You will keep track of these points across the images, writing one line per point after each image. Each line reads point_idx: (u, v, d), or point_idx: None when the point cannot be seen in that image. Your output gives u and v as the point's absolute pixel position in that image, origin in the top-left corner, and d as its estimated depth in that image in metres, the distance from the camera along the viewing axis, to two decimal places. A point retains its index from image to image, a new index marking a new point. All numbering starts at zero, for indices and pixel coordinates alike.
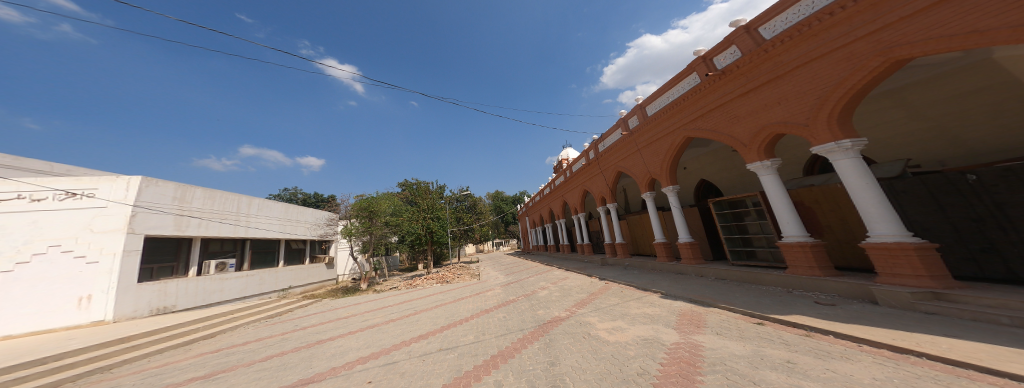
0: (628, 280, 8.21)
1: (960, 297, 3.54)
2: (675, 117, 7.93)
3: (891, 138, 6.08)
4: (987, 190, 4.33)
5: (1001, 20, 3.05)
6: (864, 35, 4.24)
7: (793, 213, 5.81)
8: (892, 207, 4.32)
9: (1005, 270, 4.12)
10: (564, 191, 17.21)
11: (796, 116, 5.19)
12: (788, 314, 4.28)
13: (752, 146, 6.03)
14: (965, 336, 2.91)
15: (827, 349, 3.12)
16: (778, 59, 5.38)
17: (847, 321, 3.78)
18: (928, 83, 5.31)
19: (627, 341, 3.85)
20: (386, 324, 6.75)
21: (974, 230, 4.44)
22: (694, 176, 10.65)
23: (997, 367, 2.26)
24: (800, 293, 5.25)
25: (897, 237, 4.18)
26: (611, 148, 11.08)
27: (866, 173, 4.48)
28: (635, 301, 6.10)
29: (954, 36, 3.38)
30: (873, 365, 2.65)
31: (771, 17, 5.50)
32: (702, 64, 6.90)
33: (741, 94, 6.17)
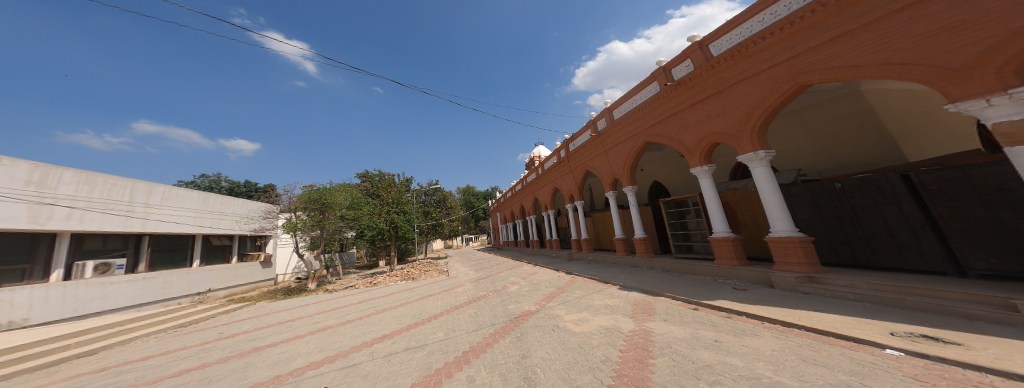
0: (591, 274, 8.73)
1: (826, 279, 4.48)
2: (636, 121, 8.55)
3: (790, 151, 7.33)
4: (847, 195, 5.46)
5: (873, 57, 3.99)
6: (784, 61, 5.02)
7: (721, 213, 6.73)
8: (787, 208, 5.27)
9: (853, 258, 5.36)
10: (535, 188, 17.57)
11: (730, 128, 5.97)
12: (714, 299, 4.98)
13: (695, 152, 6.81)
14: (829, 310, 3.71)
15: (742, 328, 3.71)
16: (720, 76, 6.06)
17: (756, 303, 4.50)
18: (820, 106, 6.57)
19: (591, 331, 4.11)
20: (346, 325, 6.25)
21: (836, 226, 5.59)
22: (649, 177, 11.67)
23: (849, 333, 2.92)
24: (723, 280, 6.12)
25: (788, 233, 5.11)
26: (580, 148, 11.58)
27: (773, 180, 5.39)
28: (598, 293, 6.51)
29: (841, 68, 4.30)
30: (772, 338, 3.23)
31: (720, 36, 6.10)
32: (662, 74, 7.50)
33: (690, 105, 6.85)
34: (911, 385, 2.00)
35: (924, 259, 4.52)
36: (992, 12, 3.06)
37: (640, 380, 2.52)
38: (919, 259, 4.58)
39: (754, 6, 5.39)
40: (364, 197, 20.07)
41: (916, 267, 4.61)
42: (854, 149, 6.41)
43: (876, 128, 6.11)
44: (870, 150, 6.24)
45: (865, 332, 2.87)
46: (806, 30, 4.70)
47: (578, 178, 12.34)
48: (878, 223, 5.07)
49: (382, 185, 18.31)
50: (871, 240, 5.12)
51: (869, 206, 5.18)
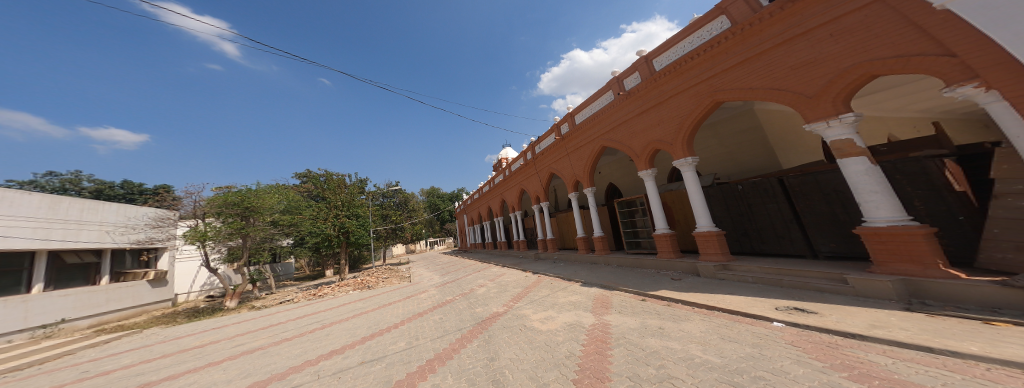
0: (556, 272, 9.02)
1: (737, 266, 5.29)
2: (594, 127, 9.10)
3: (709, 159, 8.50)
4: (744, 195, 6.52)
5: (767, 82, 4.82)
6: (706, 79, 5.79)
7: (662, 211, 7.49)
8: (707, 206, 6.12)
9: (750, 247, 6.46)
10: (502, 190, 17.53)
11: (667, 136, 6.72)
12: (658, 289, 5.52)
13: (641, 157, 7.52)
14: (740, 292, 4.39)
15: (678, 313, 4.18)
16: (660, 89, 6.77)
17: (687, 290, 5.12)
18: (726, 122, 7.90)
19: (556, 328, 4.22)
20: (284, 343, 5.47)
21: (738, 221, 6.67)
22: (606, 179, 12.51)
23: (751, 311, 3.51)
24: (664, 272, 6.83)
25: (707, 228, 5.95)
26: (545, 151, 11.95)
27: (698, 182, 6.20)
28: (562, 291, 6.74)
29: (746, 89, 5.12)
30: (700, 321, 3.71)
31: (662, 53, 6.77)
32: (616, 84, 8.09)
33: (636, 114, 7.52)
34: (789, 350, 2.47)
35: (795, 245, 5.66)
36: (835, 54, 3.95)
37: (600, 371, 2.63)
38: (792, 247, 5.69)
39: (686, 28, 6.09)
40: (308, 199, 17.74)
41: (791, 253, 5.71)
42: (750, 158, 7.58)
43: (761, 141, 7.35)
44: (759, 158, 7.41)
45: (764, 309, 3.46)
46: (721, 54, 5.49)
47: (542, 180, 12.68)
48: (763, 218, 6.16)
49: (330, 186, 16.30)
50: (761, 231, 6.22)
51: (759, 204, 6.26)
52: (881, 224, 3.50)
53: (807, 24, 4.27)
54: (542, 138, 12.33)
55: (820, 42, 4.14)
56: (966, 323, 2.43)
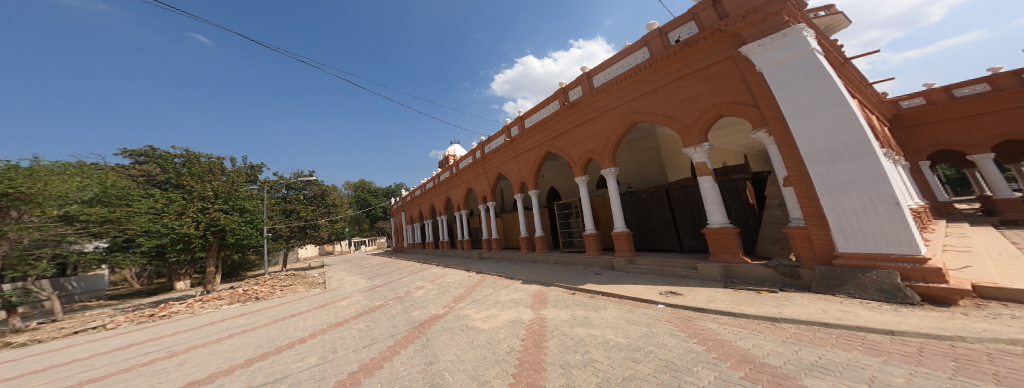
0: (499, 272, 9.13)
1: (641, 260, 6.31)
2: (538, 133, 9.54)
3: (624, 171, 9.85)
4: (642, 202, 7.87)
5: (670, 110, 5.89)
6: (630, 101, 6.70)
7: (591, 214, 8.37)
8: (621, 211, 7.15)
9: (643, 243, 7.87)
10: (447, 187, 16.91)
11: (598, 148, 7.57)
12: (584, 283, 6.15)
13: (577, 164, 8.25)
14: (643, 282, 5.25)
15: (597, 303, 4.78)
16: (595, 105, 7.52)
17: (605, 283, 5.82)
18: (636, 140, 9.39)
19: (498, 326, 4.27)
20: (90, 383, 3.78)
21: (637, 223, 8.02)
22: (549, 182, 13.32)
23: (646, 297, 4.28)
24: (590, 267, 7.62)
25: (622, 228, 6.93)
26: (492, 152, 11.99)
27: (618, 188, 7.16)
28: (505, 289, 6.85)
29: (657, 115, 6.14)
30: (614, 308, 4.31)
31: (601, 71, 7.41)
32: (562, 94, 8.52)
33: (576, 125, 8.16)
34: (667, 326, 3.12)
35: (672, 242, 7.13)
36: (709, 96, 5.24)
37: (537, 363, 2.77)
38: (674, 244, 7.08)
39: (620, 52, 6.82)
40: (150, 186, 12.83)
41: (674, 249, 7.11)
42: (653, 171, 9.05)
43: (661, 159, 8.92)
44: (660, 172, 8.93)
45: (657, 295, 4.26)
46: (642, 81, 6.38)
47: (489, 180, 12.70)
48: (653, 220, 7.61)
49: (194, 171, 11.21)
50: (650, 231, 7.67)
51: (652, 210, 7.62)
52: (716, 224, 5.19)
53: (698, 68, 5.38)
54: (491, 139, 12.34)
55: (703, 83, 5.33)
56: (769, 301, 3.49)
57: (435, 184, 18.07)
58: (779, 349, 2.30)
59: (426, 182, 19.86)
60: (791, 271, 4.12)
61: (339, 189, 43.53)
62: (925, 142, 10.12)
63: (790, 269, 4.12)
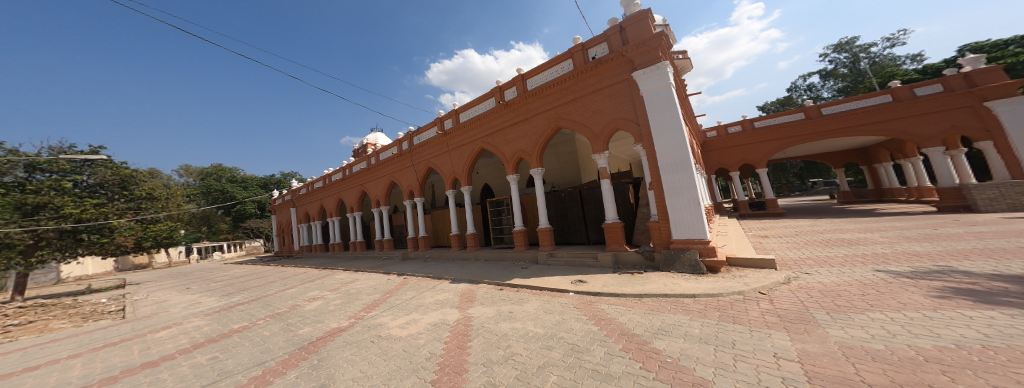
0: (425, 272, 8.64)
1: (561, 253, 6.95)
2: (471, 128, 9.44)
3: (549, 172, 10.65)
4: (560, 201, 8.74)
5: (588, 118, 6.65)
6: (556, 107, 7.28)
7: (520, 212, 8.78)
8: (545, 209, 7.74)
9: (560, 238, 8.73)
10: (363, 180, 14.95)
11: (528, 148, 7.98)
12: (511, 278, 6.43)
13: (507, 163, 8.53)
14: (561, 273, 5.83)
15: (518, 297, 5.10)
16: (527, 107, 7.88)
17: (529, 276, 6.22)
18: (559, 144, 10.32)
19: (418, 331, 4.05)
20: None
21: (556, 219, 8.85)
22: (482, 180, 13.37)
23: (560, 287, 4.82)
24: (517, 262, 8.00)
25: (545, 225, 7.53)
26: (422, 144, 11.25)
27: (544, 187, 7.71)
28: (430, 290, 6.56)
29: (576, 122, 6.86)
30: (535, 300, 4.66)
31: (535, 75, 7.78)
32: (498, 93, 8.60)
33: (509, 124, 8.39)
34: (575, 312, 3.57)
35: (582, 235, 8.20)
36: (615, 110, 6.17)
37: (459, 365, 2.75)
38: (583, 238, 8.17)
39: (551, 60, 7.32)
40: None
41: (583, 242, 8.20)
42: (570, 173, 10.15)
43: (577, 163, 10.07)
44: (575, 174, 10.08)
45: (570, 284, 4.82)
46: (567, 90, 7.00)
47: (417, 175, 11.87)
48: (568, 217, 8.55)
49: None
50: (566, 227, 8.59)
51: (568, 207, 8.54)
52: (613, 220, 6.21)
53: (609, 85, 6.27)
54: (422, 130, 11.54)
55: (609, 99, 6.29)
56: (646, 282, 4.45)
57: (348, 175, 15.68)
58: (648, 322, 2.94)
59: (334, 172, 17.00)
60: (650, 254, 5.52)
61: (170, 179, 31.61)
62: (713, 162, 14.42)
63: (650, 253, 5.51)
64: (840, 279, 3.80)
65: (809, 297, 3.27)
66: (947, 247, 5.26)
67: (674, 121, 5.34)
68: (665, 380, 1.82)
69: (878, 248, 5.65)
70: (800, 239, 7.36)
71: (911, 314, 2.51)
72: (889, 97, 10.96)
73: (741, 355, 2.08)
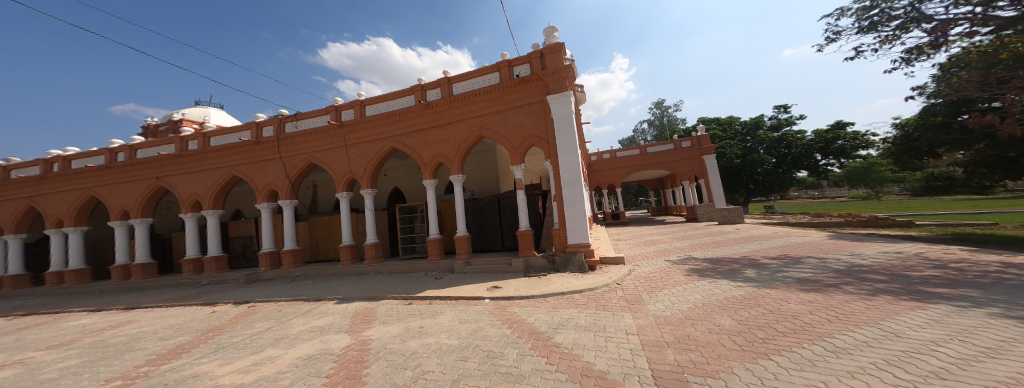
0: (291, 295, 6.94)
1: (478, 261, 7.01)
2: (382, 124, 8.42)
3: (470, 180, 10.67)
4: (478, 208, 8.84)
5: (510, 131, 7.04)
6: (480, 116, 7.41)
7: (436, 219, 8.35)
8: (464, 217, 7.69)
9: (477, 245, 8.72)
10: (167, 170, 10.13)
11: (449, 153, 7.80)
12: (422, 291, 5.98)
13: (426, 167, 8.07)
14: (476, 281, 5.86)
15: (430, 309, 4.85)
16: (452, 111, 7.70)
17: (443, 287, 5.98)
18: (480, 153, 10.53)
19: (278, 371, 2.95)
20: None
21: (474, 227, 8.83)
22: (390, 183, 12.18)
23: (472, 294, 4.93)
24: (429, 273, 7.56)
25: (462, 232, 7.44)
26: (307, 133, 9.03)
27: (463, 195, 7.67)
28: (301, 317, 5.23)
29: (499, 133, 7.16)
30: (448, 311, 4.53)
31: (462, 80, 7.71)
32: (419, 91, 8.08)
33: (430, 127, 7.98)
34: (488, 317, 3.71)
35: (498, 241, 8.50)
36: (534, 127, 6.80)
37: None
38: (499, 244, 8.48)
39: (480, 69, 7.44)
40: None
41: (498, 249, 8.50)
42: (489, 183, 10.47)
43: (496, 172, 10.44)
44: (493, 183, 10.45)
45: (485, 291, 4.94)
46: (492, 100, 7.23)
47: (292, 171, 9.32)
48: (484, 225, 8.72)
49: None
50: (482, 234, 8.72)
51: (485, 215, 8.73)
52: (525, 227, 6.73)
53: (530, 103, 6.87)
54: (308, 116, 9.28)
55: (528, 116, 6.89)
56: (548, 282, 5.04)
57: (136, 159, 10.28)
58: (549, 318, 3.33)
59: (97, 152, 10.82)
60: (553, 258, 6.26)
61: None
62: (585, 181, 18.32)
63: (552, 257, 6.25)
64: (654, 268, 5.80)
65: (646, 285, 4.63)
66: (692, 244, 8.85)
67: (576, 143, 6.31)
68: (564, 369, 2.07)
69: (668, 245, 8.75)
70: (633, 240, 10.39)
71: (680, 286, 4.46)
72: (671, 146, 16.78)
73: (609, 336, 2.67)
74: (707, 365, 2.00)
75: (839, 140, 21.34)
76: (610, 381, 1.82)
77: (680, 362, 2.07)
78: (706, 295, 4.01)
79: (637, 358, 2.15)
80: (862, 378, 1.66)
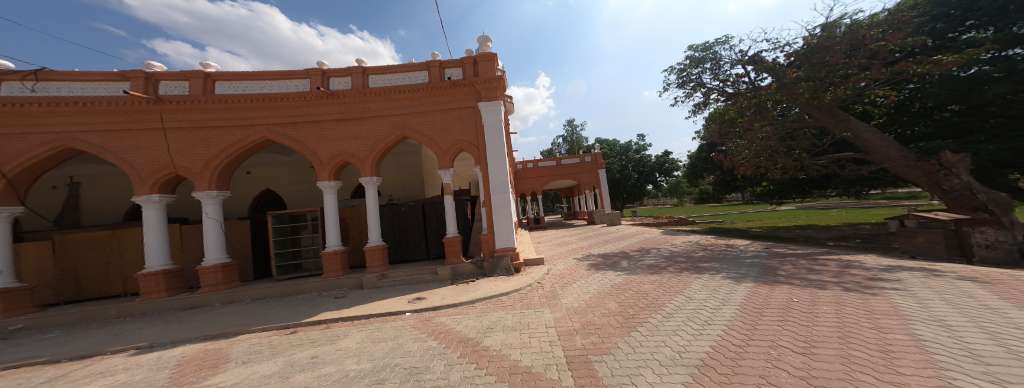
0: (11, 358, 3.95)
1: (394, 274, 6.32)
2: (254, 108, 6.54)
3: (389, 184, 9.55)
4: (394, 215, 7.97)
5: (438, 135, 6.70)
6: (403, 115, 6.78)
7: (337, 227, 6.99)
8: (380, 224, 6.82)
9: (395, 256, 7.84)
10: None
11: (359, 152, 6.79)
12: (317, 314, 4.83)
13: (326, 166, 6.72)
14: (392, 295, 5.24)
15: (334, 333, 3.98)
16: (367, 105, 6.77)
17: (347, 306, 5.09)
18: (400, 155, 9.60)
19: None
20: None
21: (390, 236, 7.88)
22: (260, 183, 9.59)
23: (390, 309, 4.40)
24: (325, 293, 6.24)
25: (376, 242, 6.57)
26: (81, 103, 5.82)
27: (378, 202, 6.80)
28: (70, 381, 3.13)
29: (425, 136, 6.71)
30: (357, 333, 3.80)
31: (380, 73, 6.90)
32: (319, 77, 6.78)
33: (333, 119, 6.76)
34: (413, 332, 3.35)
35: (420, 251, 7.87)
36: (463, 132, 6.69)
37: None
38: (423, 253, 7.87)
39: (404, 64, 6.83)
40: None
41: (423, 258, 7.87)
42: (410, 188, 9.62)
43: (421, 177, 9.70)
44: (418, 187, 9.68)
45: (405, 305, 4.48)
46: (419, 99, 6.75)
47: (23, 156, 5.67)
48: (402, 234, 7.90)
49: None
50: (401, 244, 7.88)
51: (404, 222, 7.94)
52: (453, 234, 6.49)
53: (458, 106, 6.70)
54: (85, 78, 6.03)
55: (458, 121, 6.73)
56: (475, 289, 4.94)
57: None
58: (478, 325, 3.23)
59: None
60: (481, 263, 6.23)
61: None
62: None
63: (481, 262, 6.21)
64: (566, 266, 6.55)
65: (560, 281, 5.16)
66: (592, 243, 10.46)
67: (504, 150, 6.50)
68: (494, 371, 2.06)
69: (575, 245, 10.04)
70: (550, 242, 11.46)
71: (588, 279, 5.19)
72: (578, 160, 19.36)
73: (532, 333, 2.83)
74: (605, 344, 2.38)
75: (666, 163, 28.29)
76: (536, 375, 1.91)
77: (586, 345, 2.38)
78: (600, 285, 4.77)
79: (555, 349, 2.36)
80: (686, 333, 2.49)
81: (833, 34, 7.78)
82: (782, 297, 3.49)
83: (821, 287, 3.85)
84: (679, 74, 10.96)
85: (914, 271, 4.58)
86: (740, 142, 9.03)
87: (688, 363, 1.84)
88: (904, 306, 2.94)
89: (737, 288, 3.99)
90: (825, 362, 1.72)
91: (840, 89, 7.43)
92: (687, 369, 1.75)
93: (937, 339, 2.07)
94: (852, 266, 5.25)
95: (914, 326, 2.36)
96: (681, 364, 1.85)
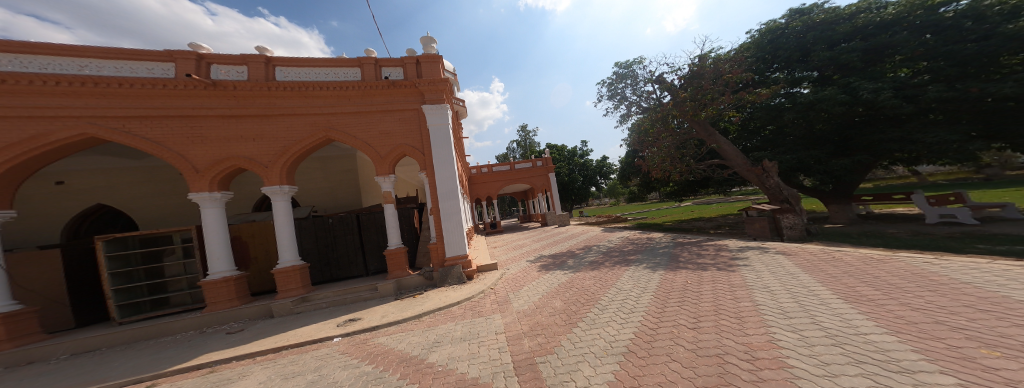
0: None
1: (315, 296, 5.36)
2: (71, 94, 4.67)
3: (313, 193, 8.10)
4: (314, 228, 6.73)
5: (373, 139, 6.03)
6: (325, 113, 5.86)
7: (227, 247, 5.41)
8: (295, 239, 5.68)
9: (319, 276, 6.63)
10: None
11: (261, 156, 5.57)
12: (196, 357, 3.67)
13: (207, 173, 5.25)
14: (312, 321, 4.41)
15: (226, 375, 3.09)
16: (274, 101, 5.64)
17: (250, 340, 4.07)
18: (325, 160, 8.29)
19: None
20: None
21: (311, 253, 6.63)
22: (88, 197, 6.91)
23: (313, 336, 3.70)
24: (211, 330, 4.84)
25: (288, 261, 5.45)
26: None
27: (291, 214, 5.68)
28: None
29: (356, 139, 5.95)
30: (262, 370, 3.03)
31: (290, 65, 5.83)
32: (194, 63, 5.33)
33: (220, 116, 5.40)
34: (345, 358, 2.87)
35: (354, 267, 6.86)
36: (402, 135, 6.16)
37: None
38: (360, 269, 6.89)
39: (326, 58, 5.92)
40: None
41: (359, 274, 6.89)
42: (339, 197, 8.39)
43: (354, 184, 8.58)
44: (353, 196, 8.55)
45: (330, 330, 3.83)
46: (348, 98, 5.96)
47: None
48: (328, 249, 6.75)
49: None
50: (328, 262, 6.73)
51: (329, 236, 6.78)
52: (395, 244, 5.87)
53: (395, 107, 6.14)
54: None
55: (398, 123, 6.17)
56: (417, 302, 4.55)
57: None
58: (423, 341, 2.97)
59: None
60: (430, 274, 5.80)
61: None
62: None
63: (430, 273, 5.78)
64: (519, 269, 6.65)
65: (512, 285, 5.20)
66: (543, 244, 10.89)
67: (453, 156, 6.23)
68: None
69: (528, 248, 10.27)
70: (505, 246, 11.44)
71: (539, 280, 5.38)
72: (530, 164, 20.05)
73: (481, 342, 2.74)
74: (550, 345, 2.46)
75: (605, 167, 31.79)
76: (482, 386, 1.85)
77: (532, 348, 2.43)
78: (548, 285, 4.99)
79: (503, 356, 2.35)
80: (616, 323, 2.80)
81: (705, 64, 10.10)
82: (686, 280, 4.27)
83: (703, 269, 4.89)
84: (609, 88, 12.47)
85: (757, 250, 6.20)
86: (655, 150, 10.67)
87: (616, 352, 2.08)
88: (750, 278, 3.96)
89: (653, 277, 4.71)
90: (707, 334, 2.18)
91: (710, 108, 9.62)
92: (616, 358, 1.97)
93: (767, 303, 2.82)
94: (737, 247, 6.81)
95: (754, 294, 3.20)
96: (611, 353, 2.07)
